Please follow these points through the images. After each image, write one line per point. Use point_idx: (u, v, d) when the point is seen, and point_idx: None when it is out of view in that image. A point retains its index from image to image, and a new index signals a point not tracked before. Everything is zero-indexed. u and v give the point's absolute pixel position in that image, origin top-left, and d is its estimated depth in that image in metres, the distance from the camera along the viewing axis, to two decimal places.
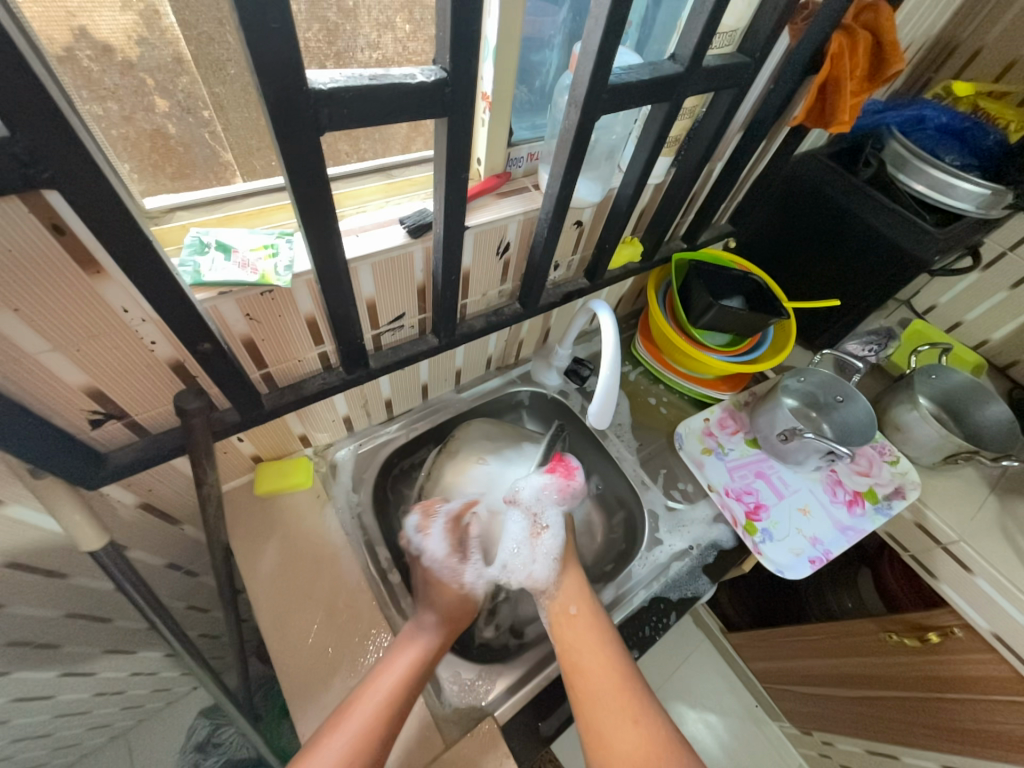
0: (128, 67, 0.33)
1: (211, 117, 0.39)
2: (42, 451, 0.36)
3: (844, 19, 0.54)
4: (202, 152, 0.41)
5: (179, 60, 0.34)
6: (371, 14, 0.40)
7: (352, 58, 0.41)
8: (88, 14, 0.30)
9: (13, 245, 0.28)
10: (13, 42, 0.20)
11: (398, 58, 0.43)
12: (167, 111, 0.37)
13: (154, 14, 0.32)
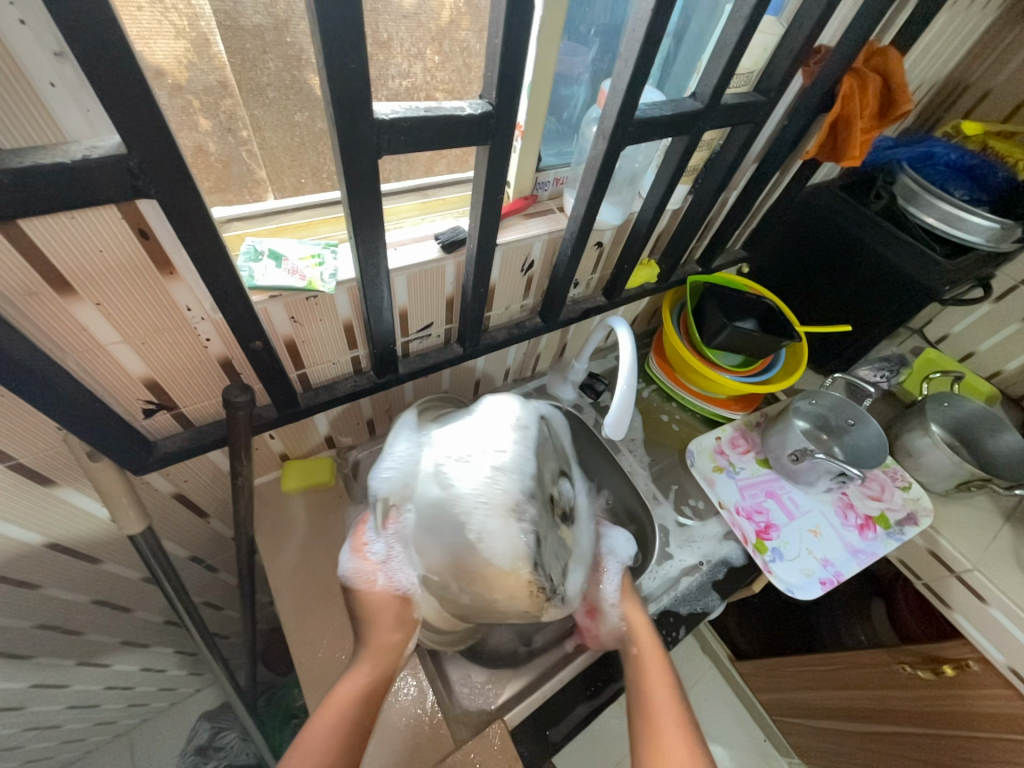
0: (177, 89, 0.37)
1: (249, 136, 0.42)
2: (103, 435, 0.39)
3: (854, 63, 0.57)
4: (239, 169, 0.44)
5: (225, 83, 0.38)
6: (404, 46, 0.44)
7: (383, 85, 0.45)
8: (146, 41, 0.34)
9: (103, 243, 0.31)
10: (140, 74, 0.24)
11: (427, 86, 0.47)
12: (210, 130, 0.40)
13: (206, 42, 0.36)
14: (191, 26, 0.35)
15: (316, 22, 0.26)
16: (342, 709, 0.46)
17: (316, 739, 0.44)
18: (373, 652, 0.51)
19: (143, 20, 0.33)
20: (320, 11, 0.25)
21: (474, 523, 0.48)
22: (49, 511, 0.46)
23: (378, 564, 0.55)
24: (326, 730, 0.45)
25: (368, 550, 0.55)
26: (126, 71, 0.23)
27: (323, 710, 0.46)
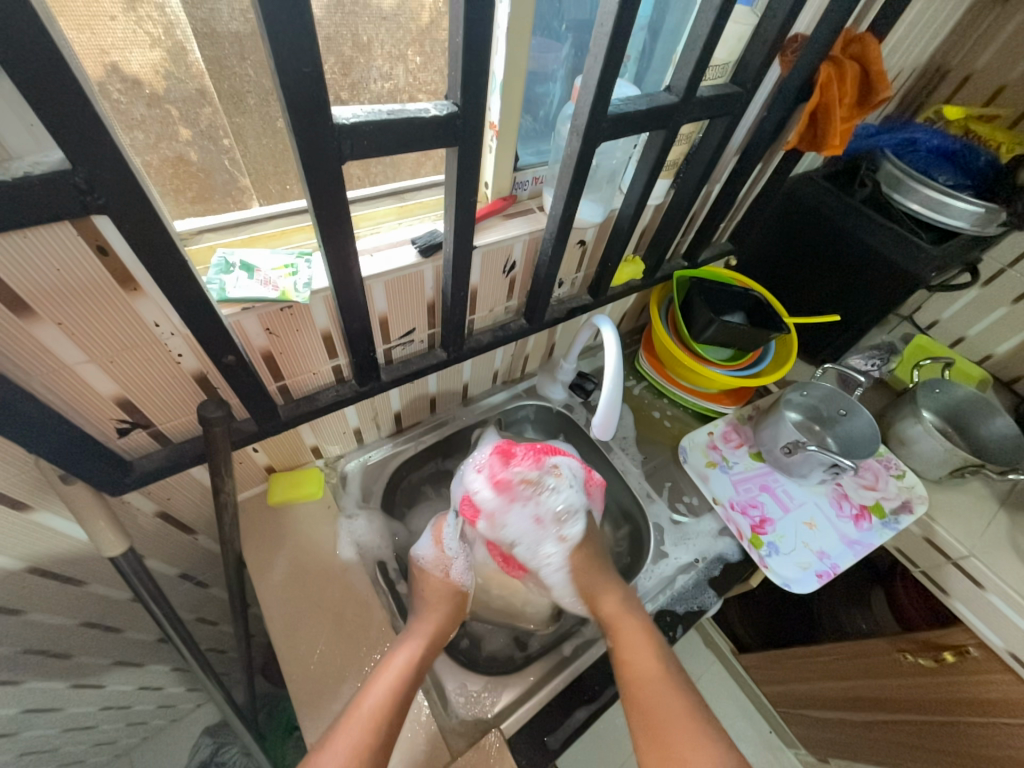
0: (155, 99, 0.36)
1: (230, 145, 0.42)
2: (74, 457, 0.38)
3: (832, 50, 0.57)
4: (222, 178, 0.44)
5: (203, 93, 0.38)
6: (384, 48, 0.43)
7: (365, 89, 0.44)
8: (120, 52, 0.33)
9: (59, 261, 0.30)
10: (77, 86, 0.23)
11: (408, 89, 0.47)
12: (190, 140, 0.40)
13: (182, 51, 0.35)
14: (165, 34, 0.34)
15: (265, 25, 0.25)
16: (396, 680, 0.49)
17: (379, 690, 0.48)
18: (429, 627, 0.55)
19: (117, 29, 0.32)
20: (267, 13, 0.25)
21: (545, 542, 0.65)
22: (28, 535, 0.45)
23: (452, 557, 0.63)
24: (380, 694, 0.47)
25: (447, 542, 0.63)
26: (63, 84, 0.22)
27: (383, 675, 0.49)
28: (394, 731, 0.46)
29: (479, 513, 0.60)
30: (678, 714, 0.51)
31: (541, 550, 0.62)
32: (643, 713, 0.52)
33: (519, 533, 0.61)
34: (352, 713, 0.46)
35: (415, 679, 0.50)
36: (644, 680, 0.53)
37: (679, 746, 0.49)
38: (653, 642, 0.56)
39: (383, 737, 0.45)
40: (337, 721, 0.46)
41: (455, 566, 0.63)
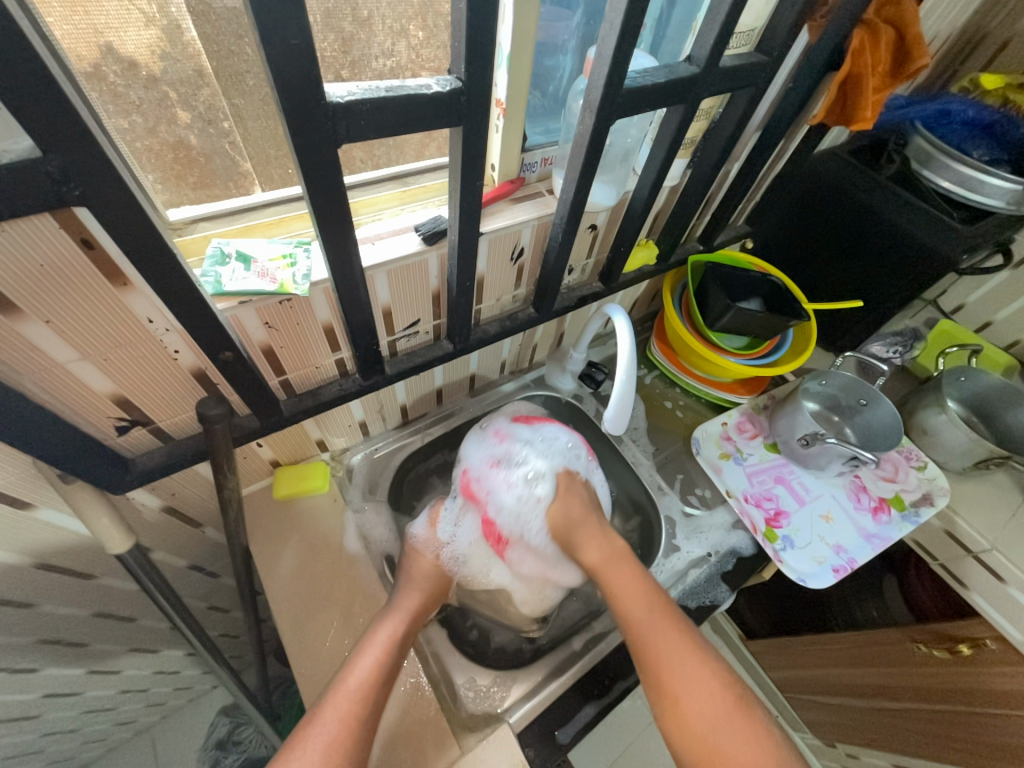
0: (152, 80, 0.34)
1: (231, 127, 0.39)
2: (71, 456, 0.37)
3: (865, 13, 0.52)
4: (222, 162, 0.41)
5: (201, 72, 0.35)
6: (385, 22, 0.40)
7: (366, 67, 0.41)
8: (115, 31, 0.31)
9: (43, 256, 0.28)
10: (44, 65, 0.21)
11: (411, 65, 0.44)
12: (190, 123, 0.37)
13: (176, 28, 0.33)
14: (159, 11, 0.32)
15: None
16: (385, 658, 0.49)
17: (361, 672, 0.47)
18: (413, 604, 0.54)
19: (111, 9, 0.30)
20: None
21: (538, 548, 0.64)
22: (33, 532, 0.45)
23: (444, 540, 0.63)
24: (366, 668, 0.48)
25: (443, 524, 0.64)
26: (29, 63, 0.20)
27: (370, 648, 0.49)
28: (378, 707, 0.46)
29: (476, 490, 0.63)
30: (675, 647, 0.52)
31: (522, 517, 0.63)
32: (642, 654, 0.53)
33: (506, 507, 0.63)
34: (338, 687, 0.47)
35: (399, 654, 0.50)
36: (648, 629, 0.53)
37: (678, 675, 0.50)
38: (640, 584, 0.57)
39: (368, 716, 0.45)
40: (324, 694, 0.47)
41: (445, 552, 0.63)
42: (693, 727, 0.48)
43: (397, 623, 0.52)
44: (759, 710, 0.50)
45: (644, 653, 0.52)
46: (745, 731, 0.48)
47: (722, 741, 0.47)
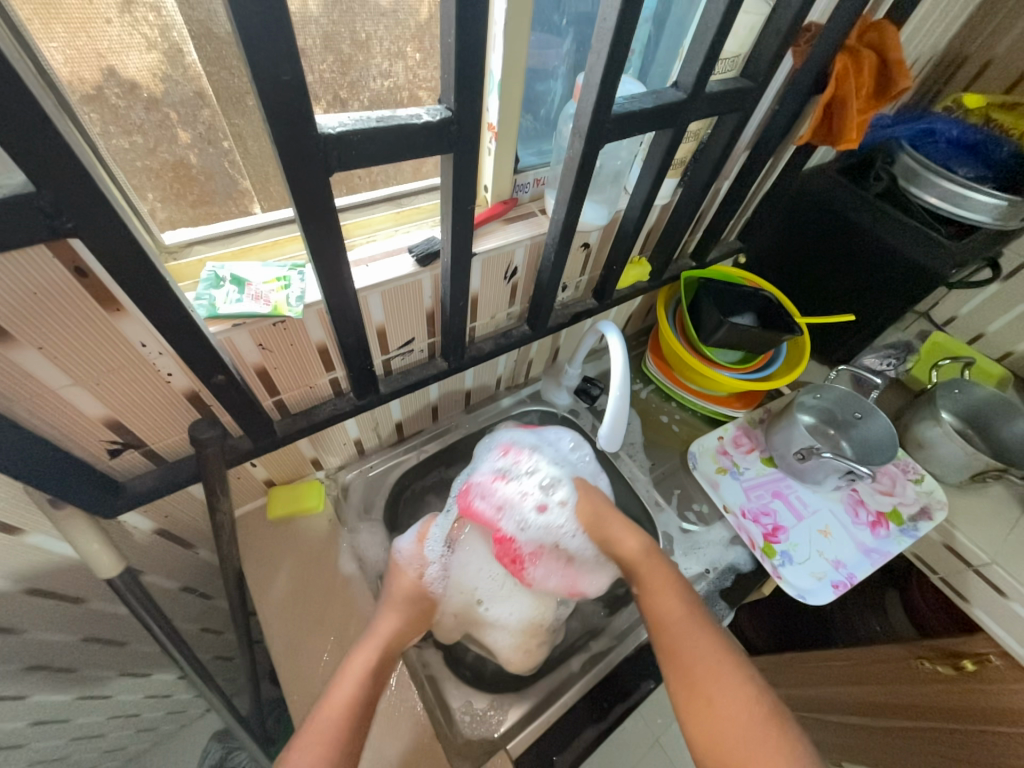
0: (154, 102, 0.35)
1: (231, 147, 0.40)
2: (61, 482, 0.37)
3: (848, 39, 0.54)
4: (223, 182, 0.42)
5: (201, 94, 0.36)
6: (383, 45, 0.41)
7: (363, 88, 0.42)
8: (117, 55, 0.32)
9: (36, 284, 0.29)
10: (38, 104, 0.21)
11: (408, 86, 0.45)
12: (189, 143, 0.38)
13: (178, 53, 0.33)
14: (161, 37, 0.32)
15: (239, 30, 0.23)
16: (370, 675, 0.48)
17: (336, 706, 0.45)
18: (395, 622, 0.53)
19: (113, 33, 0.31)
20: (237, 15, 0.23)
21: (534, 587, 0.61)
22: (20, 557, 0.44)
23: (431, 559, 0.59)
24: (347, 692, 0.46)
25: (432, 542, 0.59)
26: (24, 104, 0.21)
27: (346, 679, 0.47)
28: (359, 737, 0.44)
29: (482, 511, 0.59)
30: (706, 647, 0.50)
31: (548, 529, 0.60)
32: (671, 657, 0.51)
33: (529, 526, 0.59)
34: (315, 719, 0.44)
35: (379, 676, 0.48)
36: (679, 632, 0.51)
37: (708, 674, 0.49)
38: (675, 584, 0.55)
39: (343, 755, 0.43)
40: (301, 727, 0.45)
41: (431, 569, 0.59)
42: (719, 737, 0.46)
43: (368, 654, 0.49)
44: (790, 720, 0.47)
45: (673, 650, 0.51)
46: (772, 738, 0.45)
47: (750, 742, 0.45)
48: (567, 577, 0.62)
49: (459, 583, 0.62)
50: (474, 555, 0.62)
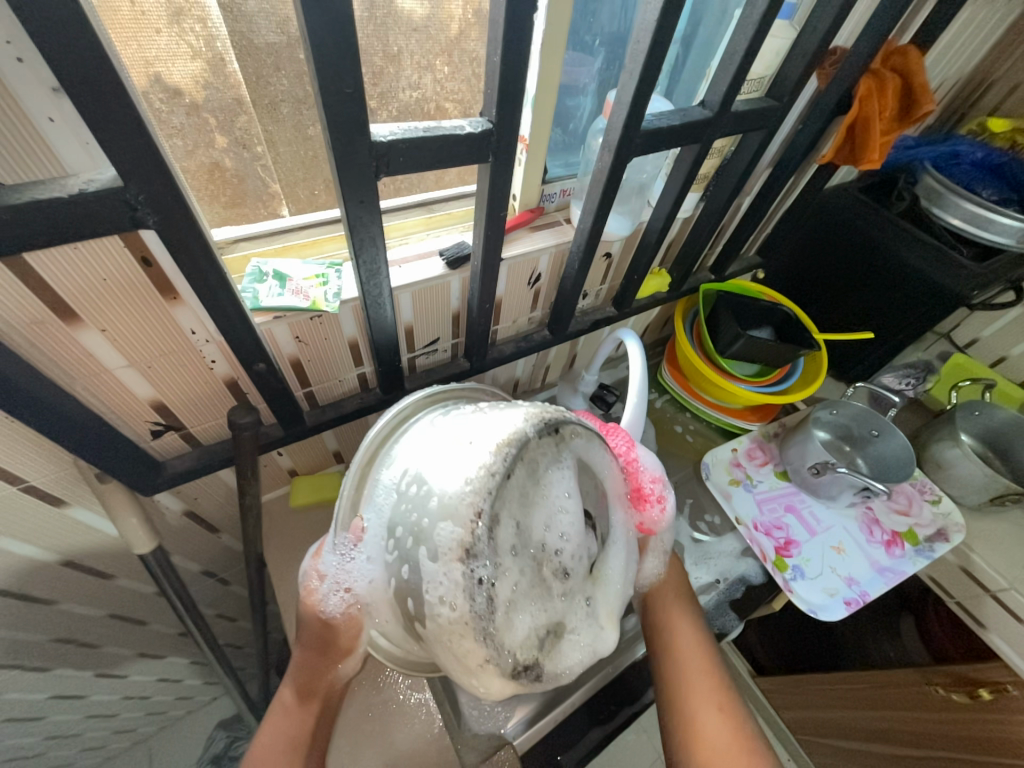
0: (194, 108, 0.37)
1: (264, 152, 0.42)
2: (110, 457, 0.40)
3: (872, 63, 0.55)
4: (253, 184, 0.45)
5: (239, 101, 0.38)
6: (414, 57, 0.43)
7: (393, 97, 0.44)
8: (164, 63, 0.34)
9: (107, 271, 0.31)
10: (132, 109, 0.24)
11: (436, 97, 0.47)
12: (225, 147, 0.41)
13: (221, 62, 0.36)
14: (207, 46, 0.35)
15: (309, 45, 0.26)
16: (298, 730, 0.43)
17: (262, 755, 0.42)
18: (305, 671, 0.44)
19: (160, 43, 0.33)
20: (310, 32, 0.25)
21: (433, 594, 0.32)
22: (63, 530, 0.47)
23: (326, 578, 0.42)
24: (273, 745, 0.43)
25: (326, 557, 0.42)
26: (119, 107, 0.23)
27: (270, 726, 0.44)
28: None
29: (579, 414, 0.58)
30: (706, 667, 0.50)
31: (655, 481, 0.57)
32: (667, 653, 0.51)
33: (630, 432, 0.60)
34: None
35: (312, 708, 0.44)
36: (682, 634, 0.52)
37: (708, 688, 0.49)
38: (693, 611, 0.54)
39: None
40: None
41: (330, 593, 0.42)
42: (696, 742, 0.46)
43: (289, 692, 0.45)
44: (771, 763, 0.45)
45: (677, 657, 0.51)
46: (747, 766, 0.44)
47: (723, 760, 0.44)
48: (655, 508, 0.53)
49: (384, 610, 0.40)
50: (377, 548, 0.37)
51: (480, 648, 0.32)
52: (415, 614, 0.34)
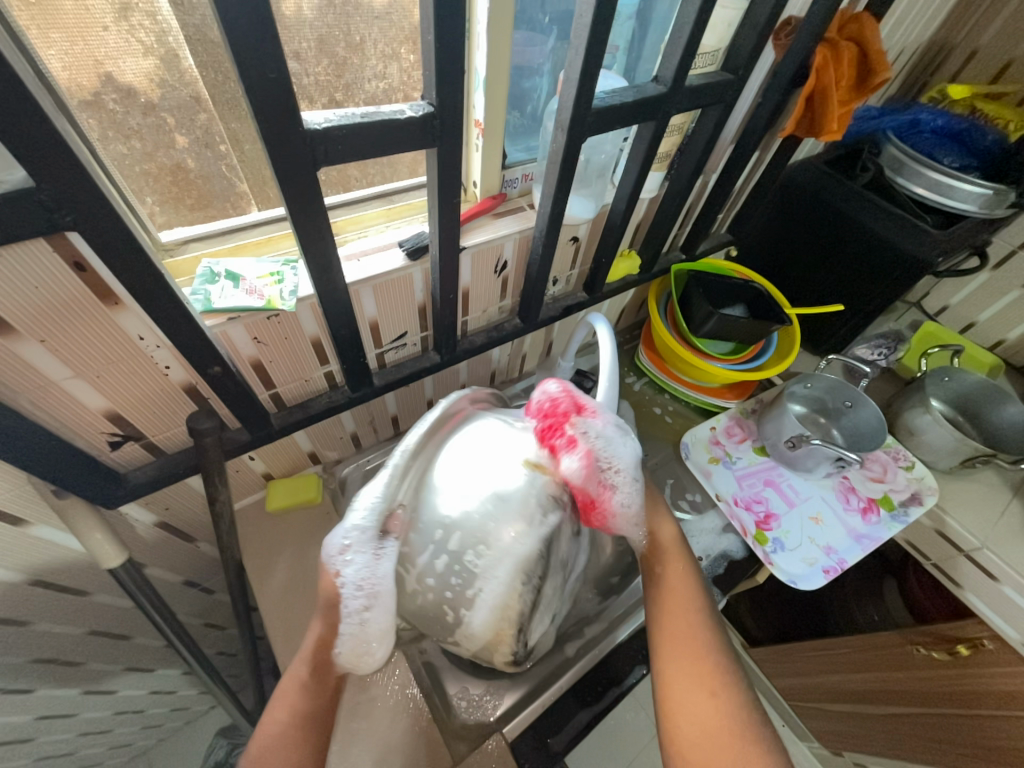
0: (151, 107, 0.36)
1: (227, 150, 0.41)
2: (65, 473, 0.39)
3: (826, 31, 0.55)
4: (219, 184, 0.43)
5: (197, 99, 0.37)
6: (377, 47, 0.42)
7: (359, 90, 0.43)
8: (114, 62, 0.32)
9: (38, 279, 0.30)
10: (38, 105, 0.23)
11: (403, 88, 0.45)
12: (187, 146, 0.39)
13: (175, 58, 0.34)
14: (157, 42, 0.33)
15: (225, 27, 0.25)
16: (308, 707, 0.45)
17: (270, 731, 0.44)
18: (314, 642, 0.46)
19: (110, 40, 0.32)
20: (225, 15, 0.24)
21: (478, 548, 0.41)
22: (26, 549, 0.46)
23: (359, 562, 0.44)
24: (280, 723, 0.44)
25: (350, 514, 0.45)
26: (21, 101, 0.22)
27: (280, 699, 0.45)
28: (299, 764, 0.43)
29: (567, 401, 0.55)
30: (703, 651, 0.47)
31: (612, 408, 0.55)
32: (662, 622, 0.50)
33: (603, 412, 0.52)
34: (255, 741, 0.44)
35: (325, 687, 0.46)
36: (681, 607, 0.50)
37: (712, 679, 0.46)
38: (695, 587, 0.51)
39: None
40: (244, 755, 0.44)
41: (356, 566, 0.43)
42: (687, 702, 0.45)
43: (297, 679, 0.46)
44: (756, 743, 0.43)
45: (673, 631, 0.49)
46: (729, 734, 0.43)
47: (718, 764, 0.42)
48: (617, 493, 0.49)
49: (408, 606, 0.45)
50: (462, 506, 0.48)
51: (507, 578, 0.42)
52: (454, 587, 0.42)
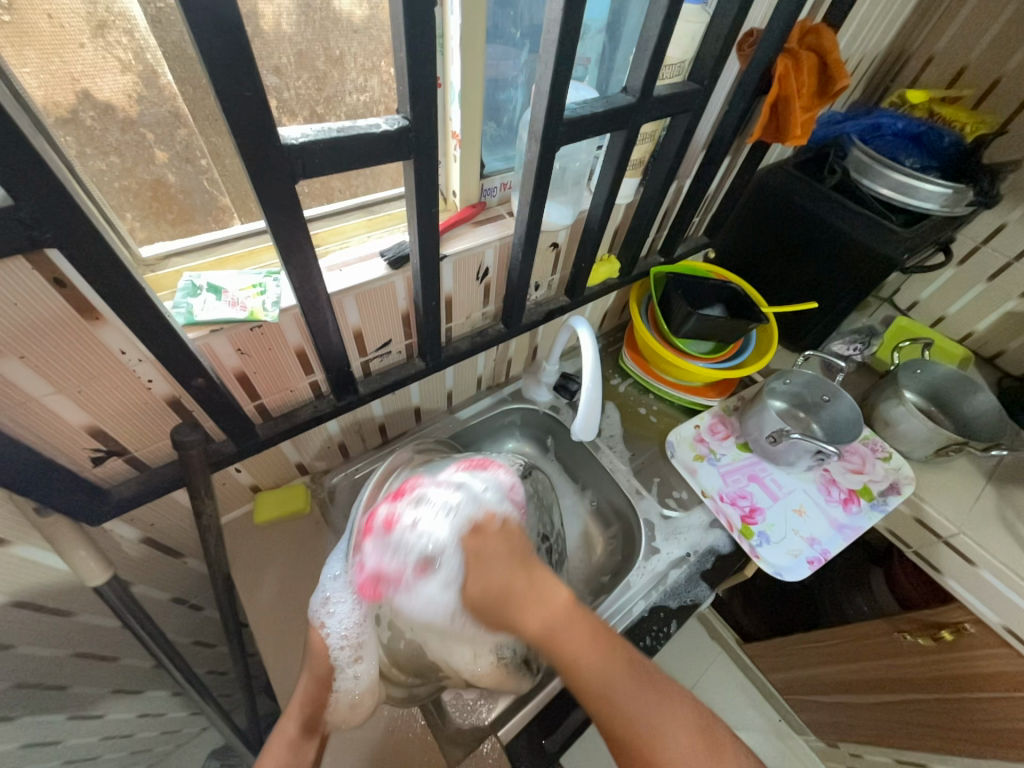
0: (128, 123, 0.36)
1: (208, 164, 0.42)
2: (47, 489, 0.39)
3: (787, 43, 0.57)
4: (201, 198, 0.44)
5: (177, 114, 0.38)
6: (357, 60, 0.43)
7: (340, 102, 0.44)
8: (91, 78, 0.33)
9: (16, 297, 0.30)
10: (17, 126, 0.23)
11: (384, 100, 0.46)
12: (167, 161, 0.40)
13: (153, 74, 0.35)
14: (135, 59, 0.34)
15: (201, 49, 0.25)
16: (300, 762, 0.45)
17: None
18: (305, 695, 0.47)
19: (86, 57, 0.32)
20: (199, 35, 0.25)
21: None
22: (8, 569, 0.45)
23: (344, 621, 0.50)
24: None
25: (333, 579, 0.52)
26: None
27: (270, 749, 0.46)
28: None
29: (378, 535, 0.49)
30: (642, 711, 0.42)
31: (425, 525, 0.48)
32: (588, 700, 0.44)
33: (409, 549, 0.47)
34: None
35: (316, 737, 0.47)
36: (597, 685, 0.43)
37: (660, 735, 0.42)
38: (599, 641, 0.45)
39: None
40: None
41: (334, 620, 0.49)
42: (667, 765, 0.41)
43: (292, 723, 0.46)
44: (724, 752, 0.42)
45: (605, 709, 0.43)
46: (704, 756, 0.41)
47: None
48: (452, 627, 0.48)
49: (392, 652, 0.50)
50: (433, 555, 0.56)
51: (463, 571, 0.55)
52: None
